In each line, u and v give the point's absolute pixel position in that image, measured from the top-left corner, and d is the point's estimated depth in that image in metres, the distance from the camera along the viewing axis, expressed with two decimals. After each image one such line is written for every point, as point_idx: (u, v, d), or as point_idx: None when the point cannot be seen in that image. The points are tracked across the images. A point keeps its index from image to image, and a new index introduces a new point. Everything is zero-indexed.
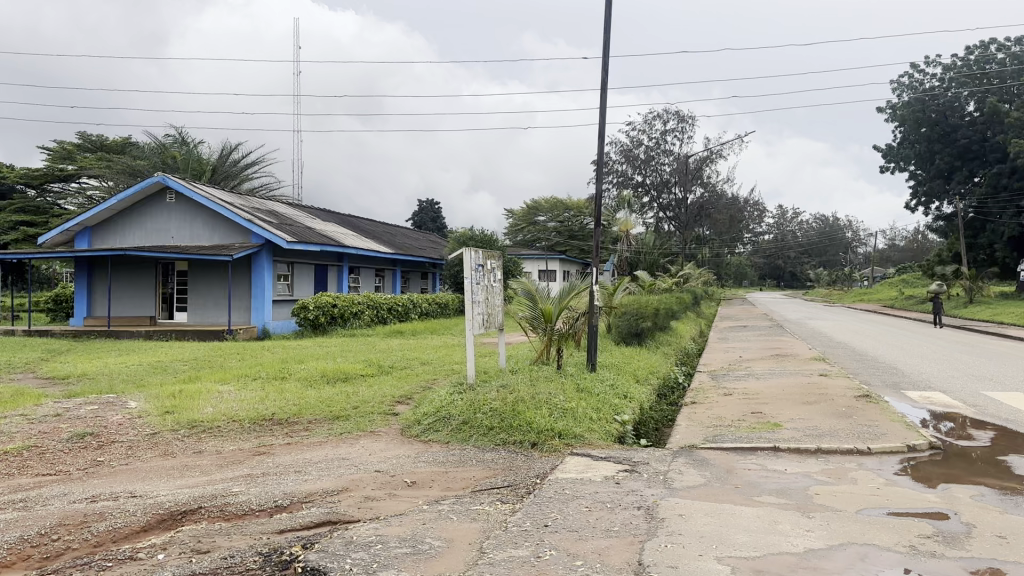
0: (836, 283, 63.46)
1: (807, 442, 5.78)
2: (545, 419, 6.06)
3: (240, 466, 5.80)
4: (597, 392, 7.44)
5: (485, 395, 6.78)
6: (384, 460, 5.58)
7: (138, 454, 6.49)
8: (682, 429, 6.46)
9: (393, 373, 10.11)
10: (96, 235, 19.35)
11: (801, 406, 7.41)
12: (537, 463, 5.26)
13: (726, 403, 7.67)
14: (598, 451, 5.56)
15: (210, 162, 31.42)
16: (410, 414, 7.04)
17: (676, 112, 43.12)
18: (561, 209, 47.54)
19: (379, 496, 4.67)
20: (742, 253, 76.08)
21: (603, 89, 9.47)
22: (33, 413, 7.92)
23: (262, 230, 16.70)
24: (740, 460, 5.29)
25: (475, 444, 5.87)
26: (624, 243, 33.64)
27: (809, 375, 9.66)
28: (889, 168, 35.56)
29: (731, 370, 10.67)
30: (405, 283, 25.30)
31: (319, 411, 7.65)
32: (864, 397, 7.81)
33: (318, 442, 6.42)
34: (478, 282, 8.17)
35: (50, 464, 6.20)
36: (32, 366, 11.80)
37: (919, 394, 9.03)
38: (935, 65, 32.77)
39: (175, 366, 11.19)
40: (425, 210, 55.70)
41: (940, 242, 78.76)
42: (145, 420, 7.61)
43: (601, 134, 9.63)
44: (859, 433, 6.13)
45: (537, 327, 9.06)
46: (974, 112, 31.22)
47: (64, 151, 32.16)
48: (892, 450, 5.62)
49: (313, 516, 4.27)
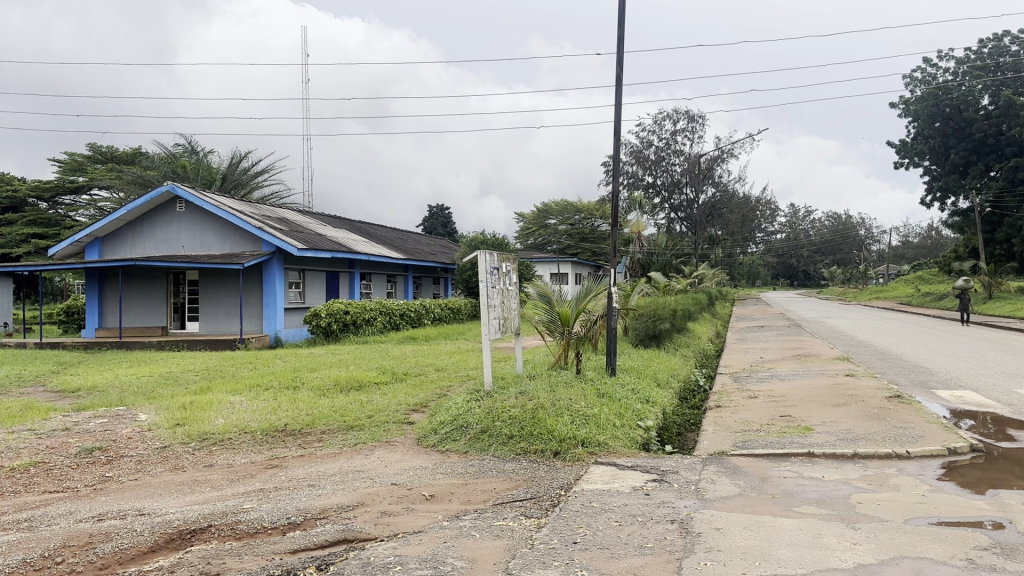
0: (851, 279, 63.18)
1: (842, 447, 5.53)
2: (568, 426, 5.82)
3: (252, 480, 5.59)
4: (618, 397, 7.20)
5: (503, 402, 6.55)
6: (400, 472, 5.36)
7: (147, 468, 6.31)
8: (709, 434, 6.20)
9: (407, 380, 9.91)
10: (107, 246, 19.26)
11: (831, 408, 7.15)
12: (560, 473, 5.04)
13: (752, 407, 7.41)
14: (624, 460, 5.33)
15: (219, 170, 31.40)
16: (427, 423, 6.82)
17: (686, 111, 42.87)
18: (571, 212, 47.00)
19: (396, 511, 4.45)
20: (755, 254, 75.92)
21: (618, 87, 9.25)
22: (42, 427, 7.76)
23: (272, 238, 16.55)
24: (773, 467, 5.04)
25: (494, 454, 5.66)
26: (636, 244, 33.38)
27: (835, 376, 9.37)
28: (903, 164, 35.04)
29: (755, 372, 10.37)
30: (417, 288, 25.09)
31: (332, 421, 7.44)
32: (895, 397, 7.57)
33: (332, 454, 6.21)
34: (494, 285, 7.95)
35: (56, 480, 6.02)
36: (42, 379, 11.67)
37: (951, 393, 8.75)
38: (947, 58, 32.36)
39: (187, 377, 11.04)
40: (435, 216, 55.62)
41: (954, 238, 78.09)
42: (155, 433, 7.41)
43: (616, 133, 9.41)
44: (894, 436, 5.87)
45: (555, 331, 8.84)
46: (989, 106, 30.74)
47: (75, 163, 32.22)
48: (931, 454, 5.37)
49: (329, 534, 4.07)
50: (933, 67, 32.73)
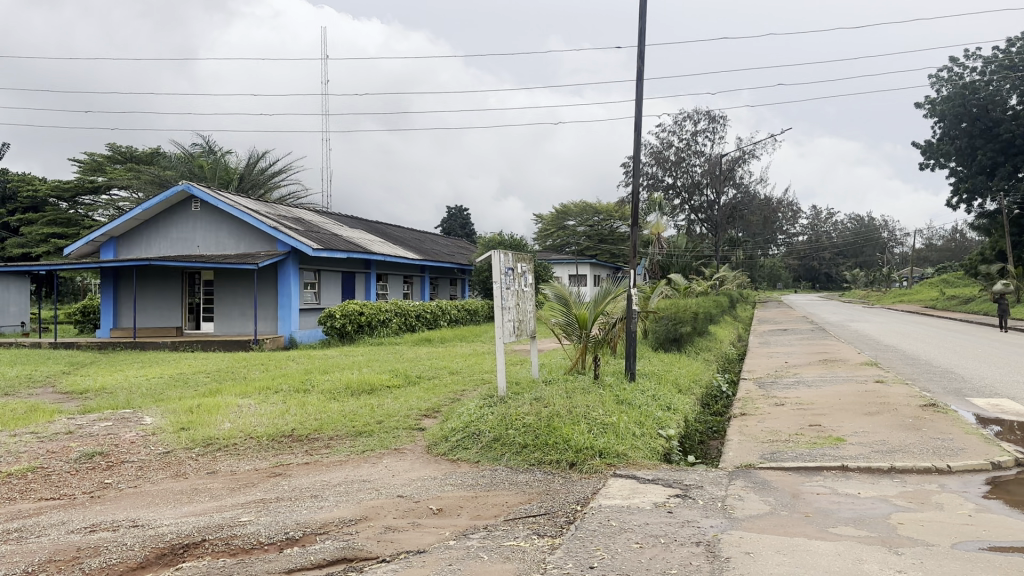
0: (875, 283, 62.36)
1: (877, 460, 5.19)
2: (584, 435, 5.51)
3: (253, 490, 5.32)
4: (638, 404, 6.88)
5: (517, 409, 6.25)
6: (408, 483, 5.09)
7: (148, 474, 6.09)
8: (735, 444, 5.88)
9: (420, 384, 9.63)
10: (122, 246, 19.19)
11: (862, 416, 6.81)
12: (577, 487, 4.75)
13: (779, 415, 7.08)
14: (644, 472, 5.02)
15: (237, 171, 31.39)
16: (437, 430, 6.55)
17: (707, 112, 42.49)
18: (590, 213, 46.65)
19: (401, 526, 4.18)
20: (776, 256, 75.33)
21: (640, 81, 8.95)
22: (44, 431, 7.54)
23: (288, 238, 16.33)
24: (804, 482, 4.71)
25: (507, 465, 5.37)
26: (655, 246, 32.83)
27: (865, 382, 8.99)
28: (928, 165, 34.22)
29: (780, 377, 9.98)
30: (433, 290, 24.91)
31: (342, 426, 7.18)
32: (930, 406, 7.20)
33: (340, 461, 5.96)
34: (508, 286, 7.64)
35: (54, 487, 5.81)
36: (52, 379, 11.50)
37: (987, 401, 8.34)
38: (975, 58, 31.54)
39: (196, 378, 10.82)
40: (454, 217, 55.51)
41: (980, 241, 76.87)
42: (159, 438, 7.18)
43: (636, 129, 9.07)
44: (933, 449, 5.51)
45: (572, 334, 8.53)
46: (1018, 106, 29.88)
47: (94, 163, 32.34)
48: (974, 469, 5.02)
49: (327, 553, 3.79)
50: (959, 66, 31.92)
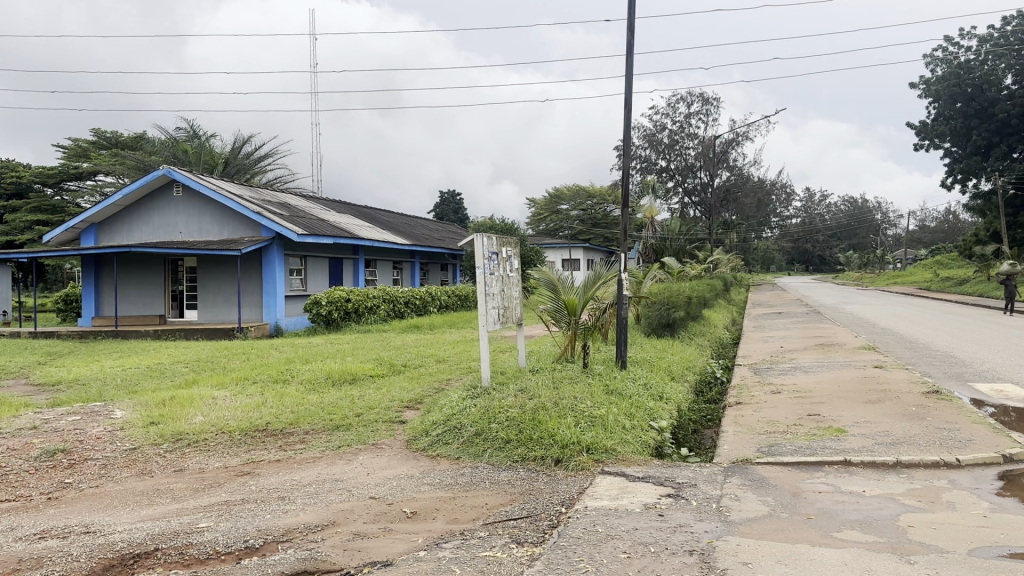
0: (868, 264, 62.19)
1: (881, 454, 4.88)
2: (571, 430, 5.19)
3: (218, 490, 5.00)
4: (628, 394, 6.56)
5: (501, 401, 5.94)
6: (381, 484, 4.75)
7: (111, 473, 5.74)
8: (730, 436, 5.58)
9: (405, 373, 9.33)
10: (102, 232, 18.79)
11: (864, 405, 6.51)
12: (562, 485, 4.44)
13: (776, 404, 6.78)
14: (634, 469, 4.70)
15: (224, 155, 30.94)
16: (417, 424, 6.22)
17: (699, 94, 42.04)
18: (583, 197, 46.56)
19: (371, 532, 3.86)
20: (769, 239, 75.13)
21: (628, 56, 8.60)
22: (8, 425, 7.22)
23: (272, 223, 15.92)
24: (805, 479, 4.40)
25: (489, 461, 5.06)
26: (649, 229, 32.39)
27: (863, 367, 8.72)
28: (923, 145, 33.84)
29: (775, 363, 9.69)
30: (424, 275, 24.58)
31: (318, 419, 6.86)
32: (933, 393, 6.89)
33: (311, 459, 5.62)
34: (492, 271, 7.30)
35: (10, 488, 5.46)
36: (27, 371, 11.14)
37: (991, 387, 8.03)
38: (970, 37, 31.05)
39: (174, 369, 10.48)
40: (445, 202, 55.17)
41: (974, 223, 76.36)
42: (126, 433, 6.84)
43: (626, 106, 8.66)
44: (939, 440, 5.20)
45: (560, 320, 8.19)
46: (1013, 85, 29.42)
47: (79, 148, 31.86)
48: (985, 463, 4.71)
49: (286, 564, 3.47)
50: (954, 45, 31.46)
